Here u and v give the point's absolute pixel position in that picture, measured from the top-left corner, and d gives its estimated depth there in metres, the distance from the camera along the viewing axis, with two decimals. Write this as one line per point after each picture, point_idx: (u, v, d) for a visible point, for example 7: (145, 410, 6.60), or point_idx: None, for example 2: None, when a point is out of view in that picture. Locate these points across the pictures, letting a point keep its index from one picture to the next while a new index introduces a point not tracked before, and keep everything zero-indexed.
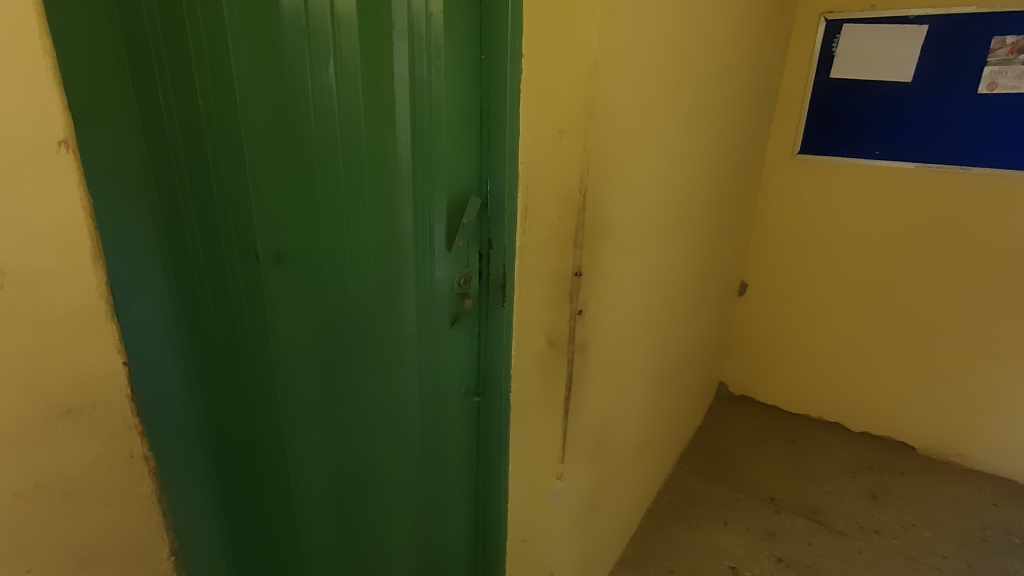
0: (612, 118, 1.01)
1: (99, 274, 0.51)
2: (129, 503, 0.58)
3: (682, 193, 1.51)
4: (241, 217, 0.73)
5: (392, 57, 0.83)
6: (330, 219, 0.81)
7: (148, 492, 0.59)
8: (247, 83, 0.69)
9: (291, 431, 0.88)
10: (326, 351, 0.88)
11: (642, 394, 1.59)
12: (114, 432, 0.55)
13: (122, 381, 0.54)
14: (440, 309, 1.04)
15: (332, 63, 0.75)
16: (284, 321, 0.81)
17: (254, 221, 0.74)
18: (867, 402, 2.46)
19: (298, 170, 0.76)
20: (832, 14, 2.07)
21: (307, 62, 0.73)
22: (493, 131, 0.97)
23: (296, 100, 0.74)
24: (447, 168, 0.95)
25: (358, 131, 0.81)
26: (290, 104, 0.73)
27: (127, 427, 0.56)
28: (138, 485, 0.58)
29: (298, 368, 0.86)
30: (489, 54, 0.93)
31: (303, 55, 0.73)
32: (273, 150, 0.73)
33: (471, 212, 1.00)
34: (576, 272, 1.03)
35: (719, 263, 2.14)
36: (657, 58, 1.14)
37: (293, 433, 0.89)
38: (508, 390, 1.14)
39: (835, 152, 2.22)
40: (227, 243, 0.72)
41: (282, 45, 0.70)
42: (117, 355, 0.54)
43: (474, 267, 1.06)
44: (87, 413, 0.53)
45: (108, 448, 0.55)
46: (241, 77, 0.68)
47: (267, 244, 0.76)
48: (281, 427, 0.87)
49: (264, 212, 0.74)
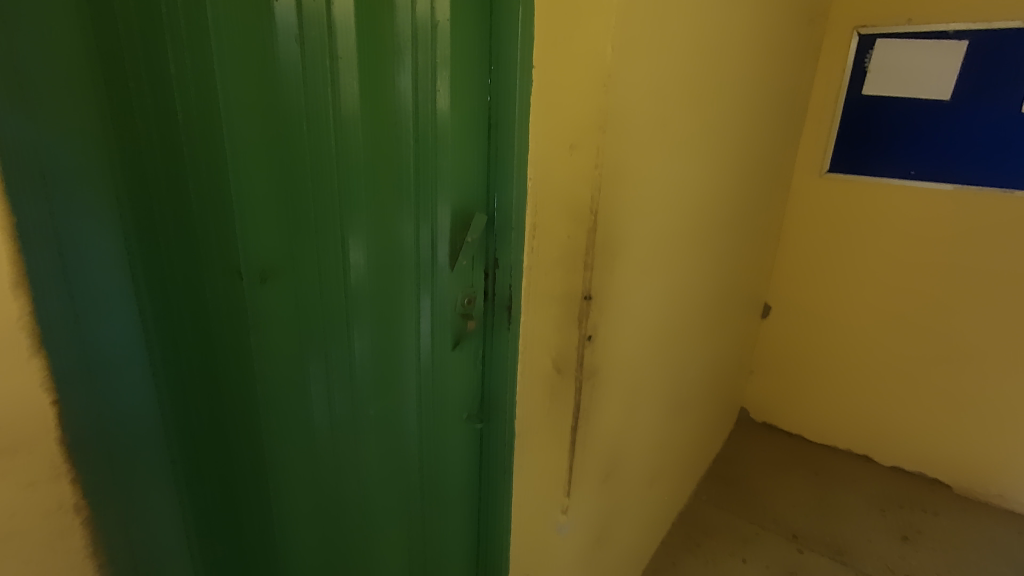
0: (626, 133, 0.95)
1: (26, 311, 0.49)
2: (56, 555, 0.54)
3: (702, 211, 1.45)
4: (225, 230, 0.69)
5: (394, 70, 0.79)
6: (323, 234, 0.77)
7: (79, 545, 0.56)
8: (232, 91, 0.65)
9: (272, 452, 0.84)
10: (318, 373, 0.84)
11: (657, 420, 1.52)
12: (42, 480, 0.51)
13: (52, 424, 0.52)
14: (443, 330, 0.99)
15: (328, 71, 0.72)
16: (269, 340, 0.77)
17: (237, 234, 0.70)
18: (898, 434, 2.34)
19: (287, 181, 0.72)
20: (865, 28, 1.99)
21: (299, 70, 0.70)
22: (501, 145, 0.92)
23: (287, 108, 0.70)
24: (452, 182, 0.91)
25: (355, 146, 0.77)
26: (282, 115, 0.70)
27: (57, 475, 0.53)
28: (66, 539, 0.55)
29: (284, 389, 0.81)
30: (497, 65, 0.89)
31: (296, 62, 0.69)
32: (262, 160, 0.69)
33: (476, 229, 0.95)
34: (585, 296, 0.98)
35: (742, 284, 2.06)
36: (676, 72, 1.09)
37: (274, 454, 0.84)
38: (512, 417, 1.07)
39: (867, 172, 2.13)
40: (207, 257, 0.69)
41: (273, 51, 0.67)
42: (46, 396, 0.51)
43: (479, 287, 1.00)
44: (10, 459, 0.49)
45: (37, 497, 0.51)
46: (225, 85, 0.65)
47: (252, 258, 0.72)
48: (262, 448, 0.82)
49: (250, 225, 0.70)
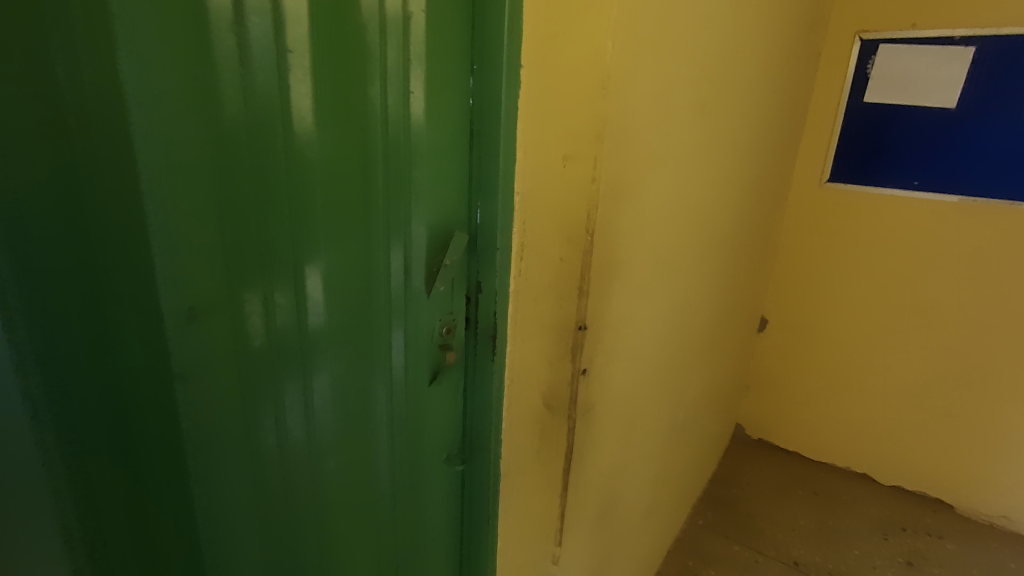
0: (623, 145, 0.87)
1: None
2: None
3: (703, 225, 1.35)
4: (145, 272, 0.53)
5: (359, 72, 0.67)
6: (274, 267, 0.65)
7: None
8: (148, 99, 0.50)
9: (219, 543, 0.67)
10: (273, 432, 0.70)
11: (654, 449, 1.41)
12: None
13: None
14: (420, 364, 0.88)
15: (276, 72, 0.59)
16: (209, 406, 0.62)
17: (162, 280, 0.55)
18: (898, 453, 2.26)
19: (227, 208, 0.58)
20: (868, 33, 1.92)
21: (239, 71, 0.56)
22: (485, 155, 0.81)
23: (224, 118, 0.56)
24: (429, 199, 0.80)
25: (314, 161, 0.65)
26: (218, 128, 0.56)
27: None
28: None
29: (230, 463, 0.66)
30: (481, 64, 0.78)
31: (234, 62, 0.55)
32: (192, 185, 0.55)
33: (456, 251, 0.85)
34: (579, 326, 0.86)
35: (740, 299, 1.97)
36: (679, 76, 0.99)
37: (221, 546, 0.68)
38: (496, 459, 0.94)
39: (868, 181, 2.05)
40: (122, 317, 0.52)
41: (203, 48, 0.53)
42: None
43: (459, 314, 0.90)
44: None
45: None
46: (139, 91, 0.49)
47: (183, 308, 0.57)
48: (205, 543, 0.66)
49: (180, 267, 0.55)
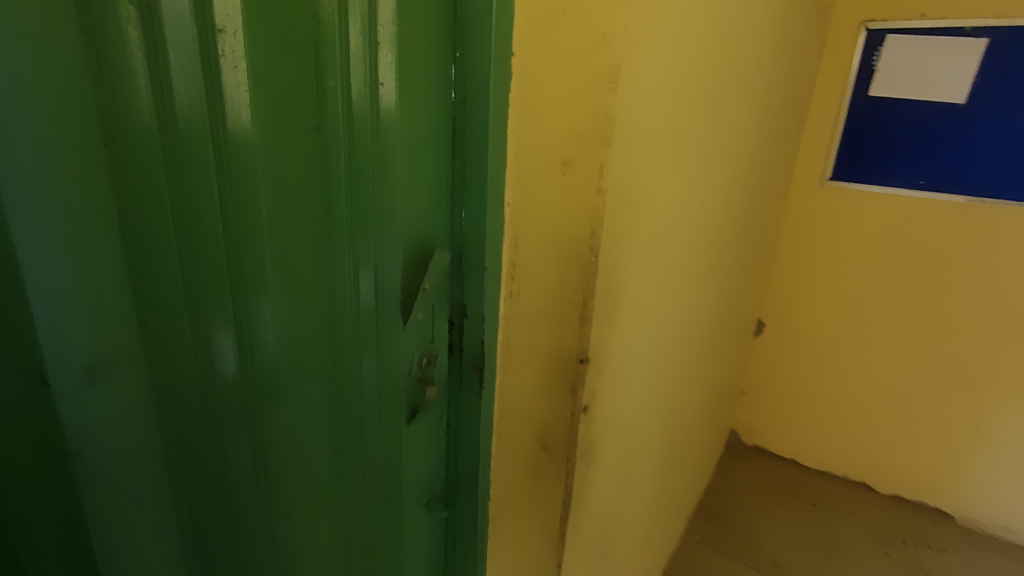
0: (637, 151, 0.73)
1: None
2: None
3: (707, 231, 1.24)
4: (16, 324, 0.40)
5: (311, 60, 0.54)
6: (207, 305, 0.51)
7: None
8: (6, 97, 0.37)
9: None
10: (211, 496, 0.58)
11: (653, 473, 1.31)
12: None
13: None
14: (395, 403, 0.75)
15: (199, 59, 0.45)
16: (122, 484, 0.49)
17: (42, 337, 0.41)
18: (896, 460, 2.19)
19: (135, 235, 0.45)
20: (874, 23, 1.81)
21: (145, 59, 0.43)
22: (470, 160, 0.70)
23: (125, 123, 0.43)
24: (405, 212, 0.67)
25: (256, 171, 0.52)
26: (116, 133, 0.43)
27: None
28: None
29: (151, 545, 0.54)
30: (465, 52, 0.66)
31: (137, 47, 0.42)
32: (80, 209, 0.42)
33: (438, 271, 0.73)
34: (581, 358, 0.74)
35: (738, 304, 1.87)
36: (693, 69, 0.86)
37: None
38: (484, 498, 0.86)
39: (871, 180, 1.96)
40: None
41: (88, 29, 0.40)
42: None
43: (439, 342, 0.78)
44: None
45: None
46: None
47: (75, 367, 0.43)
48: None
49: (68, 316, 0.42)
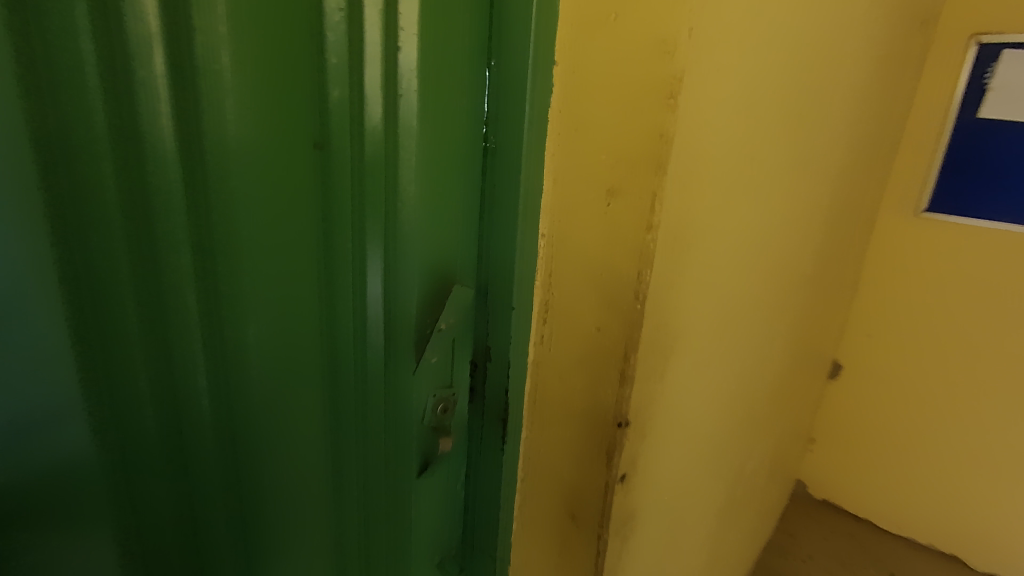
0: (704, 179, 0.61)
1: None
2: None
3: (781, 268, 1.09)
4: None
5: (310, 62, 0.47)
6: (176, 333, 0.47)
7: None
8: None
9: None
10: (180, 538, 0.53)
11: (705, 537, 1.16)
12: None
13: None
14: (406, 455, 0.66)
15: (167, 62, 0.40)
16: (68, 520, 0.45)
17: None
18: (995, 538, 1.90)
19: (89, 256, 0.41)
20: (986, 36, 1.59)
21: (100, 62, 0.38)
22: (501, 184, 0.61)
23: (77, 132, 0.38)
24: (422, 240, 0.59)
25: (236, 187, 0.46)
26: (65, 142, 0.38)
27: None
28: None
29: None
30: (500, 61, 0.58)
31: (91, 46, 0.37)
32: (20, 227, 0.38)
33: (456, 307, 0.64)
34: (618, 422, 0.63)
35: (810, 348, 1.69)
36: (773, 81, 0.73)
37: None
38: (502, 565, 0.75)
39: (976, 214, 1.71)
40: None
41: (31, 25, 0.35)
42: None
43: (460, 385, 0.69)
44: None
45: None
46: None
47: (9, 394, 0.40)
48: None
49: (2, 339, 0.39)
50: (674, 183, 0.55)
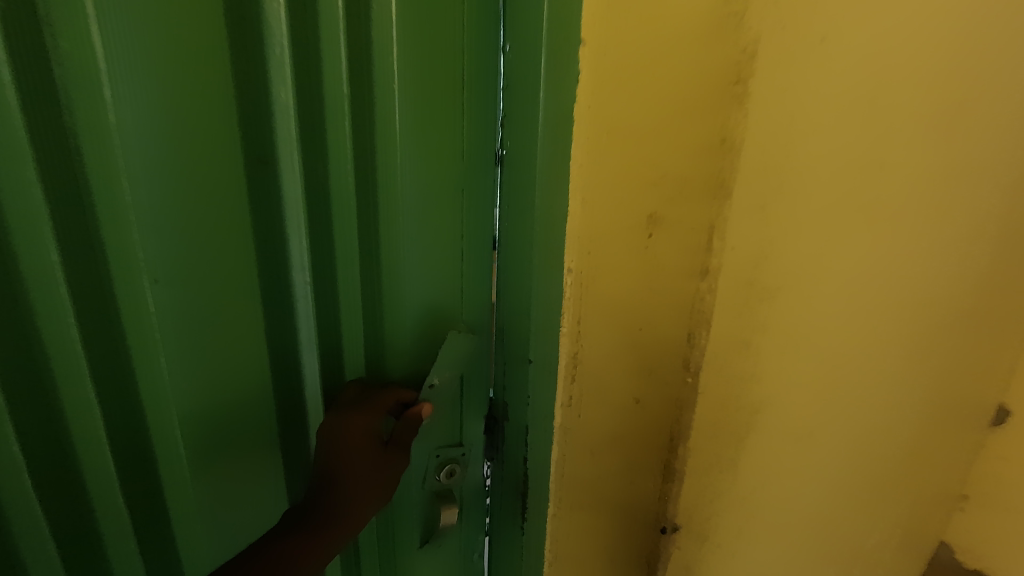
0: (811, 200, 0.41)
1: None
2: None
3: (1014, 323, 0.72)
4: None
5: (230, 42, 0.35)
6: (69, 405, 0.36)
7: None
8: None
9: None
10: None
11: None
12: None
13: None
14: (400, 521, 0.55)
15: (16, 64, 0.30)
16: None
17: None
18: None
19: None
20: None
21: None
22: (515, 208, 0.46)
23: None
24: (411, 279, 0.45)
25: (141, 215, 0.35)
26: None
27: None
28: None
29: None
30: (512, 44, 0.42)
31: None
32: None
33: (451, 358, 0.49)
34: (667, 527, 0.49)
35: None
36: (976, 53, 0.46)
37: None
38: None
39: None
40: None
41: None
42: None
43: (470, 445, 0.55)
44: None
45: None
46: None
47: None
48: None
49: None
50: (759, 220, 0.40)
